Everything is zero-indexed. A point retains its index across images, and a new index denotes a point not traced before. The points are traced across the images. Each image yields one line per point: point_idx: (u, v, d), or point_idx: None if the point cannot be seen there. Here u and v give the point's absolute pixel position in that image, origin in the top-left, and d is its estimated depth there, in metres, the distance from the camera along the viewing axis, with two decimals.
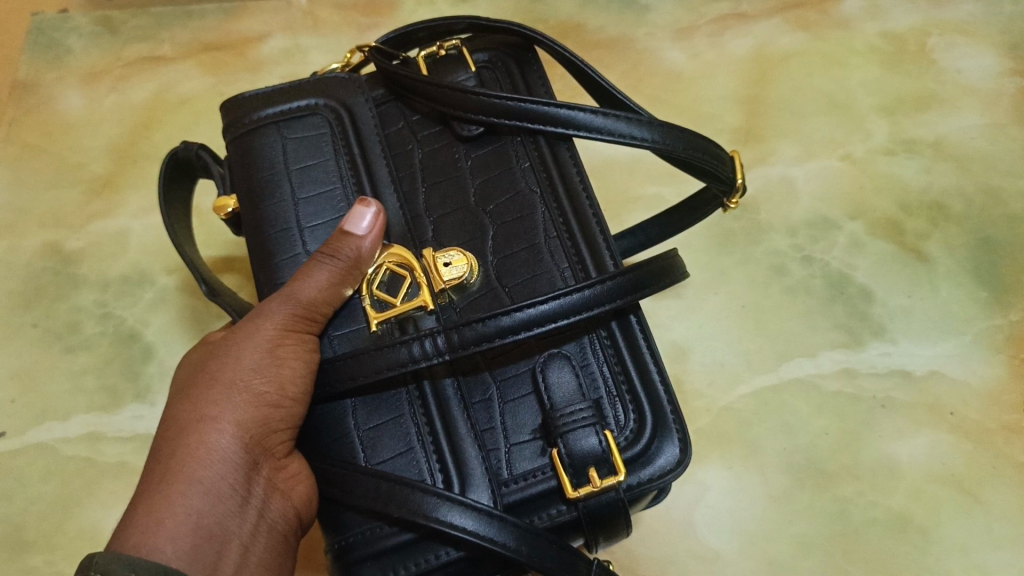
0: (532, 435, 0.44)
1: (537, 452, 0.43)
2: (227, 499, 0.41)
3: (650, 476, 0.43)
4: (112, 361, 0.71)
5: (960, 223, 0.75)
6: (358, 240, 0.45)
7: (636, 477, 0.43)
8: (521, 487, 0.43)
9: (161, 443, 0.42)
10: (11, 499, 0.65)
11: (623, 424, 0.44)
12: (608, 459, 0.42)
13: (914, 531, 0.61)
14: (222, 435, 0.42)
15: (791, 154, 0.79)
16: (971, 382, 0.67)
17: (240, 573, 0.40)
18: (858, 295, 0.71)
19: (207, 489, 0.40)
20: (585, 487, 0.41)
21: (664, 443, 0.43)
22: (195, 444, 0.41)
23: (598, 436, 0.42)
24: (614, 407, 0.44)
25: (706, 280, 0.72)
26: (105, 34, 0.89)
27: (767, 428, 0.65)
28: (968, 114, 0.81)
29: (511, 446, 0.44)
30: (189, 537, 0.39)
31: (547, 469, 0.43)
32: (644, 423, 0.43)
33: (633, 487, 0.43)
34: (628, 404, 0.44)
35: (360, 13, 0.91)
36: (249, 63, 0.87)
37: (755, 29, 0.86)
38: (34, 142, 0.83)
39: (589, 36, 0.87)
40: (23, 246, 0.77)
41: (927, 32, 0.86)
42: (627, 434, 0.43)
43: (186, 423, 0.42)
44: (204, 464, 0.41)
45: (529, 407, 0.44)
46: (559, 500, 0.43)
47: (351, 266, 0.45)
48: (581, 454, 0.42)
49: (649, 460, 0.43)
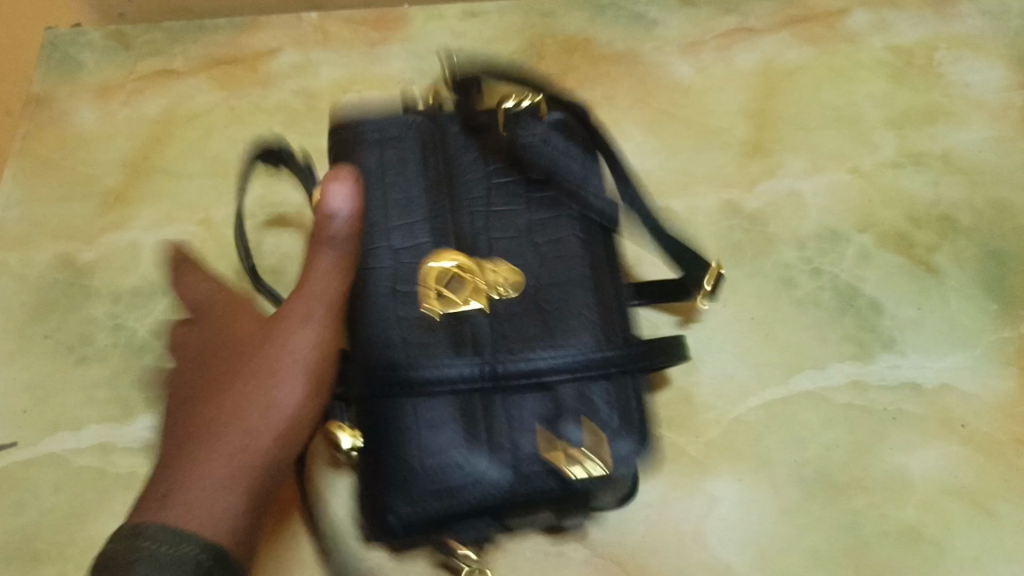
0: (527, 410, 0.54)
1: (531, 427, 0.53)
2: (239, 461, 0.47)
3: (616, 467, 0.53)
4: (124, 374, 0.71)
5: (969, 236, 0.75)
6: (335, 216, 0.54)
7: (599, 463, 0.53)
8: (512, 450, 0.53)
9: (184, 407, 0.51)
10: (24, 511, 0.65)
11: (605, 418, 0.53)
12: (574, 440, 0.53)
13: (925, 544, 0.61)
14: (230, 404, 0.49)
15: (799, 166, 0.79)
16: (980, 395, 0.66)
17: (252, 530, 0.45)
18: (867, 307, 0.71)
19: (224, 452, 0.47)
20: (558, 460, 0.52)
21: (630, 443, 0.53)
22: (211, 411, 0.49)
23: (577, 426, 0.53)
24: (600, 403, 0.54)
25: (715, 292, 0.72)
26: (117, 48, 0.90)
27: (777, 441, 0.65)
28: (975, 128, 0.81)
29: (511, 416, 0.54)
30: (220, 491, 0.45)
31: (533, 443, 0.53)
32: (625, 424, 0.53)
33: (594, 478, 0.53)
34: (613, 405, 0.54)
35: (370, 27, 0.91)
36: (260, 76, 0.88)
37: (763, 43, 0.87)
38: (46, 155, 0.84)
39: (598, 51, 0.88)
40: (36, 260, 0.77)
41: (935, 46, 0.87)
42: (609, 428, 0.53)
43: (206, 392, 0.51)
44: (218, 432, 0.48)
45: (528, 385, 0.55)
46: (533, 464, 0.53)
47: (339, 243, 0.54)
48: (563, 433, 0.53)
49: (616, 456, 0.53)
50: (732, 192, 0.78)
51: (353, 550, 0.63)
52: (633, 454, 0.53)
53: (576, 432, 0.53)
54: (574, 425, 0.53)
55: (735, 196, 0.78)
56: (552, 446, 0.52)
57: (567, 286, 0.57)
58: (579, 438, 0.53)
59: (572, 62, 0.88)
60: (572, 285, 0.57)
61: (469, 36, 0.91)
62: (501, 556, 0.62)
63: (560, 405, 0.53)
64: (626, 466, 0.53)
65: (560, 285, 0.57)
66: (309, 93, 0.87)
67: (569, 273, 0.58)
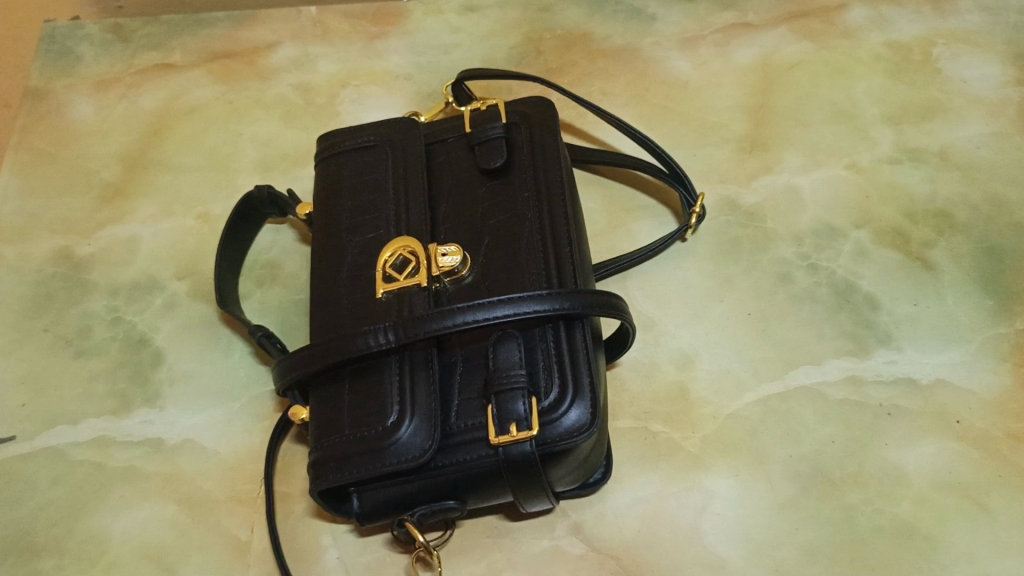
0: (478, 394, 0.57)
1: (479, 409, 0.56)
2: None
3: (562, 435, 0.55)
4: (122, 367, 0.71)
5: (966, 231, 0.74)
6: None
7: (550, 436, 0.55)
8: (462, 432, 0.56)
9: None
10: (21, 504, 0.65)
11: (547, 390, 0.56)
12: (528, 418, 0.55)
13: (920, 539, 0.61)
14: None
15: (797, 161, 0.79)
16: (976, 391, 0.66)
17: None
18: (864, 303, 0.71)
19: None
20: (506, 435, 0.54)
21: (575, 407, 0.55)
22: None
23: (523, 403, 0.55)
24: (545, 379, 0.56)
25: (712, 288, 0.73)
26: (116, 42, 0.91)
27: (773, 436, 0.65)
28: (973, 123, 0.81)
29: (462, 400, 0.57)
30: None
31: (482, 423, 0.56)
32: (564, 393, 0.55)
33: (546, 444, 0.55)
34: (556, 378, 0.56)
35: (369, 22, 0.92)
36: (259, 71, 0.89)
37: (761, 39, 0.87)
38: (45, 148, 0.84)
39: (596, 45, 0.89)
40: (34, 252, 0.78)
41: (932, 42, 0.87)
42: (550, 399, 0.56)
43: None
44: None
45: (478, 373, 0.58)
46: (486, 445, 0.55)
47: None
48: (506, 412, 0.55)
49: (561, 422, 0.55)
50: (729, 188, 0.78)
51: (345, 542, 0.62)
52: (578, 423, 0.55)
53: (518, 405, 0.55)
54: (520, 400, 0.55)
55: (732, 192, 0.78)
56: (493, 418, 0.55)
57: (518, 272, 0.60)
58: (520, 410, 0.55)
59: (570, 57, 0.88)
60: (521, 269, 0.60)
61: (468, 30, 0.91)
62: (496, 550, 0.63)
63: (500, 377, 0.56)
64: (569, 432, 0.55)
65: (510, 277, 0.60)
66: (308, 87, 0.87)
67: (518, 260, 0.61)
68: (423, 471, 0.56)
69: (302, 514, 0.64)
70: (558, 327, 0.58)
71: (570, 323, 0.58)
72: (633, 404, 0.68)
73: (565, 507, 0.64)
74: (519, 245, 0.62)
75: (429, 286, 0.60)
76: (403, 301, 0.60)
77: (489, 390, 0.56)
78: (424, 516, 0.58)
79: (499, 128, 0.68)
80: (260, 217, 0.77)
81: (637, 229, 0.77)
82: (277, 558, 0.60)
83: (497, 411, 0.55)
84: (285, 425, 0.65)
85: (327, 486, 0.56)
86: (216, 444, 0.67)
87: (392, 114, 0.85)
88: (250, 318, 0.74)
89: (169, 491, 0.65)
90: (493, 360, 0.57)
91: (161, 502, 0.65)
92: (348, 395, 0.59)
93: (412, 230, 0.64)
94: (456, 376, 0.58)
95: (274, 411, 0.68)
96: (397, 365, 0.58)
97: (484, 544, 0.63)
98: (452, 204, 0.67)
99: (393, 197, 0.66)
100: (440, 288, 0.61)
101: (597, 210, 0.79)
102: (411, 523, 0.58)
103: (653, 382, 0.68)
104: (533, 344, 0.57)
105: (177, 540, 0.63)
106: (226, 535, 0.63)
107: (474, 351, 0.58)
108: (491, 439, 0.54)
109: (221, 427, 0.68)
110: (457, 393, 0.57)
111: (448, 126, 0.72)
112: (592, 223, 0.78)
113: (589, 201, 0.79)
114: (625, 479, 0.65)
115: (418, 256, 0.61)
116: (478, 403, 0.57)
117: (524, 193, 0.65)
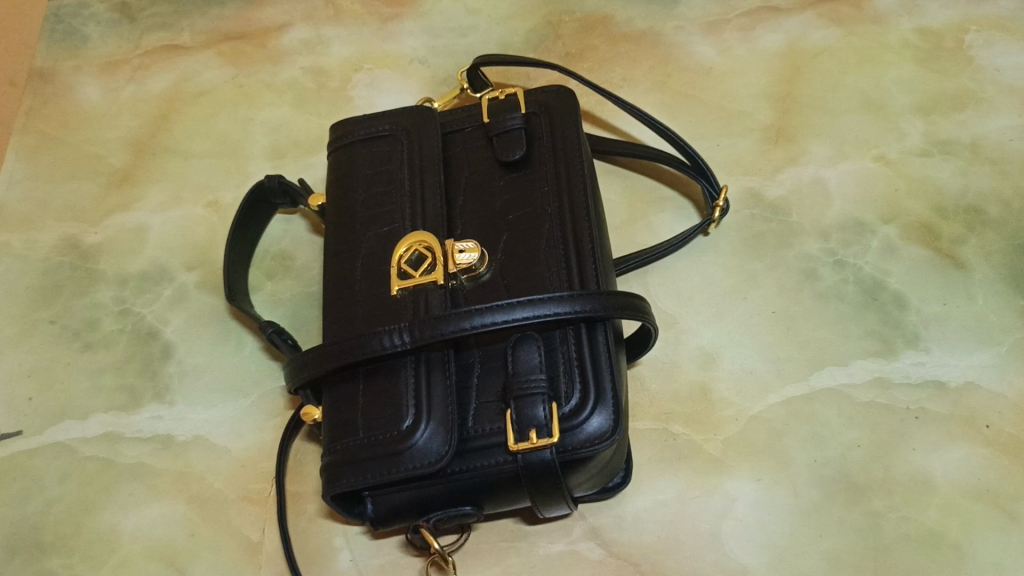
0: (496, 397, 0.55)
1: (497, 413, 0.55)
2: None
3: (583, 442, 0.53)
4: (130, 360, 0.70)
5: (997, 228, 0.72)
6: None
7: (570, 443, 0.53)
8: (480, 437, 0.54)
9: None
10: (28, 501, 0.64)
11: (568, 395, 0.54)
12: (548, 425, 0.53)
13: (947, 548, 0.59)
14: None
15: (823, 153, 0.77)
16: (1006, 394, 0.64)
17: None
18: (891, 302, 0.69)
19: None
20: (526, 442, 0.53)
21: (597, 413, 0.53)
22: None
23: (543, 408, 0.53)
24: (566, 384, 0.55)
25: (736, 285, 0.71)
26: (123, 22, 0.89)
27: (798, 440, 0.64)
28: (1006, 115, 0.78)
29: (480, 403, 0.56)
30: None
31: (500, 427, 0.54)
32: (586, 398, 0.54)
33: (566, 452, 0.53)
34: (577, 382, 0.55)
35: (383, 3, 0.89)
36: (270, 53, 0.87)
37: (788, 24, 0.85)
38: (52, 133, 0.83)
39: (617, 29, 0.86)
40: (41, 240, 0.76)
41: (965, 29, 0.84)
42: (571, 405, 0.54)
43: None
44: None
45: (496, 376, 0.56)
46: (505, 451, 0.54)
47: None
48: (527, 417, 0.53)
49: (583, 429, 0.53)
50: (753, 180, 0.76)
51: (358, 545, 0.61)
52: (600, 430, 0.53)
53: (538, 411, 0.53)
54: (540, 405, 0.53)
55: (756, 184, 0.76)
56: (512, 423, 0.53)
57: (537, 271, 0.59)
58: (540, 416, 0.53)
59: (590, 41, 0.85)
60: (541, 268, 0.59)
61: (485, 12, 0.88)
62: (514, 554, 0.61)
63: (519, 381, 0.54)
64: (590, 440, 0.53)
65: (529, 275, 0.58)
66: (320, 71, 0.85)
67: (538, 258, 0.59)
68: (438, 475, 0.54)
69: (315, 515, 0.63)
70: (579, 330, 0.56)
71: (592, 324, 0.56)
72: (653, 404, 0.66)
73: (582, 510, 0.63)
74: (539, 242, 0.60)
75: (446, 284, 0.58)
76: (419, 300, 0.58)
77: (508, 395, 0.54)
78: (439, 521, 0.57)
79: (518, 118, 0.66)
80: (272, 205, 0.75)
81: (659, 223, 0.75)
82: (288, 559, 0.59)
83: (516, 416, 0.53)
84: (297, 424, 0.63)
85: (340, 491, 0.55)
86: (227, 441, 0.66)
87: (407, 101, 0.83)
88: (261, 312, 0.72)
89: (179, 489, 0.64)
90: (512, 363, 0.55)
91: (169, 500, 0.64)
92: (363, 396, 0.57)
93: (428, 224, 0.62)
94: (473, 379, 0.56)
95: (286, 408, 0.67)
96: (413, 366, 0.56)
97: (500, 548, 0.62)
98: (470, 197, 0.65)
99: (408, 188, 0.64)
100: (457, 285, 0.59)
101: (616, 201, 0.76)
102: (426, 529, 0.57)
103: (674, 382, 0.67)
104: (553, 347, 0.56)
105: (187, 540, 0.62)
106: (238, 535, 0.62)
107: (492, 352, 0.57)
108: (509, 446, 0.53)
109: (232, 423, 0.66)
110: (474, 395, 0.56)
111: (464, 116, 0.70)
112: (612, 216, 0.76)
113: (609, 193, 0.77)
114: (645, 482, 0.63)
115: (434, 252, 0.59)
116: (497, 407, 0.55)
117: (544, 187, 0.63)
